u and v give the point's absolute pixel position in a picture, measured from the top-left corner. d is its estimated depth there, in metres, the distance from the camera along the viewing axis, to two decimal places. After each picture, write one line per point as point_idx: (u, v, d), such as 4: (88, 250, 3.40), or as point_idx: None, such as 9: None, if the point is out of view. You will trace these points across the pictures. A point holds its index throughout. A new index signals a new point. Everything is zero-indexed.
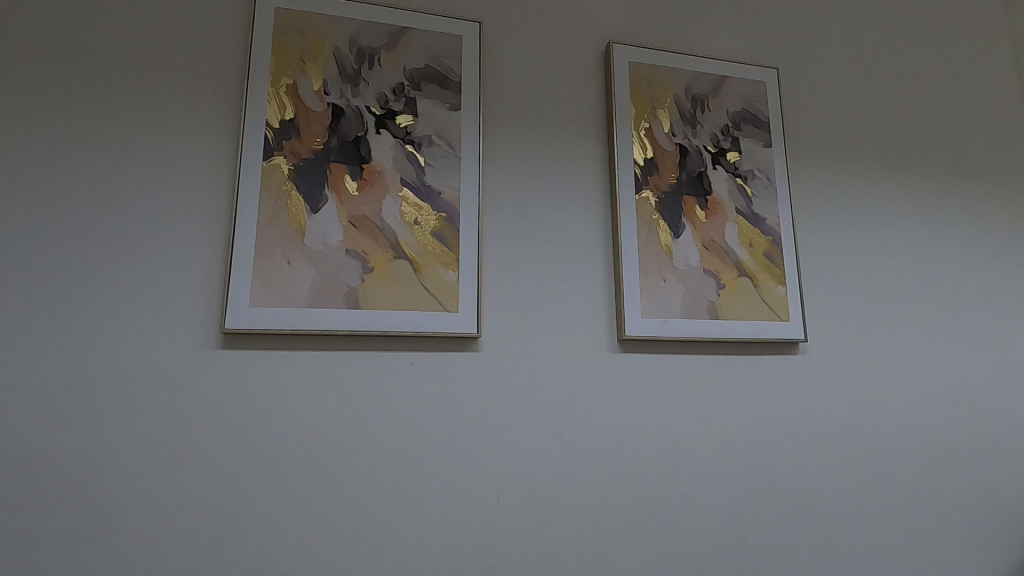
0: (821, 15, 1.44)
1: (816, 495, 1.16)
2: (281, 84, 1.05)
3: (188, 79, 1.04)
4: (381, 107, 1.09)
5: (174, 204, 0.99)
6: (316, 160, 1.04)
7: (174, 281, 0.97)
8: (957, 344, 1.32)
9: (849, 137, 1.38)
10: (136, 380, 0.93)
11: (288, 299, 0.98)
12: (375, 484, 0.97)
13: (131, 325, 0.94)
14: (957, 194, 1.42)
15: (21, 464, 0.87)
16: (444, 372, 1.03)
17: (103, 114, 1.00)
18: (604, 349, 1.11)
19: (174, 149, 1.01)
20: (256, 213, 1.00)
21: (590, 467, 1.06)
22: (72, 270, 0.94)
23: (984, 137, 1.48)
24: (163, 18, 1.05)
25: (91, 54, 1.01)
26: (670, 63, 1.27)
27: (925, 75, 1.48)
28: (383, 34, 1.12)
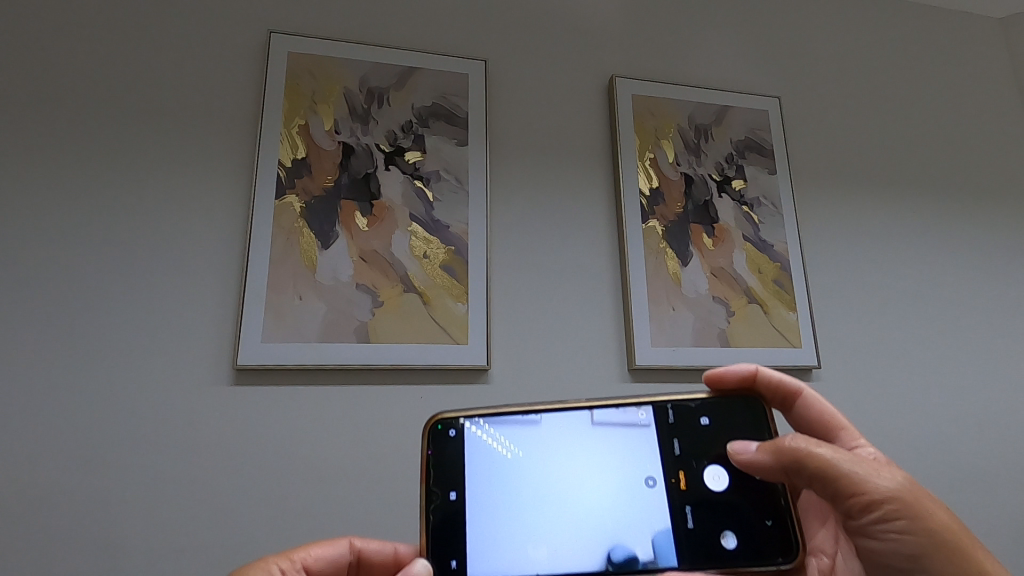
0: (819, 41, 1.46)
1: None
2: (293, 125, 1.09)
3: (201, 120, 1.08)
4: (390, 144, 1.12)
5: (188, 241, 1.02)
6: (326, 197, 1.06)
7: (186, 316, 0.98)
8: (974, 367, 1.30)
9: (853, 163, 1.38)
10: (146, 415, 0.93)
11: (298, 334, 0.99)
12: (386, 519, 0.96)
13: (143, 361, 0.95)
14: (966, 216, 1.41)
15: (30, 501, 0.87)
16: (454, 405, 1.03)
17: (120, 156, 1.03)
18: (614, 379, 1.10)
19: (188, 189, 1.04)
20: (268, 249, 1.02)
21: None
22: (86, 308, 0.96)
23: (990, 159, 1.48)
24: (180, 63, 1.10)
25: (106, 100, 1.05)
26: (673, 94, 1.29)
27: (927, 99, 1.49)
28: (391, 74, 1.16)
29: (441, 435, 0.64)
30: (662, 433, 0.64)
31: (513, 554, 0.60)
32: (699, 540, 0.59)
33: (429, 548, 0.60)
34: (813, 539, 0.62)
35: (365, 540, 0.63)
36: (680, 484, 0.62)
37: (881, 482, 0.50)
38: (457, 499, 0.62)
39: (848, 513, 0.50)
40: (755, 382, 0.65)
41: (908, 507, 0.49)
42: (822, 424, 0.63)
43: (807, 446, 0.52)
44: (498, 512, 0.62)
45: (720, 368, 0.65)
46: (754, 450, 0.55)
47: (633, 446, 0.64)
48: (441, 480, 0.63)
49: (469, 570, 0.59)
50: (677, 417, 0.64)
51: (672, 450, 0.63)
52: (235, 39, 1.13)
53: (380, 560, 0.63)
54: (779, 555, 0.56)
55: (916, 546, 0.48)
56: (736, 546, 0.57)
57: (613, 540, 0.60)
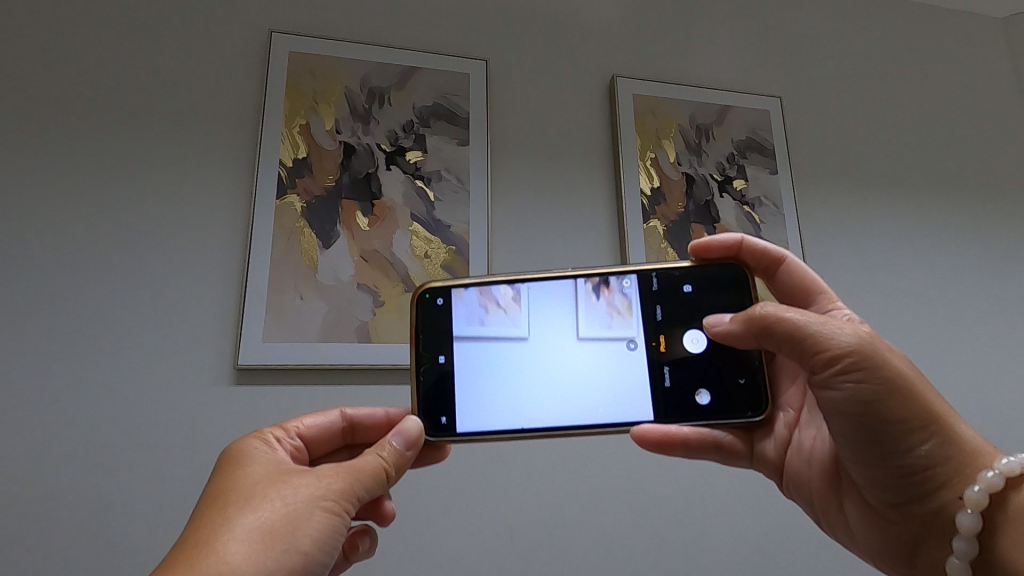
0: (820, 41, 1.46)
1: None
2: (294, 125, 1.09)
3: (201, 120, 1.08)
4: (391, 144, 1.12)
5: (189, 242, 1.01)
6: (328, 196, 1.06)
7: (187, 317, 0.98)
8: (976, 368, 1.30)
9: (854, 163, 1.38)
10: (148, 415, 0.93)
11: (299, 334, 0.99)
12: None
13: (144, 361, 0.95)
14: (967, 216, 1.41)
15: (31, 501, 0.87)
16: None
17: (120, 156, 1.03)
18: None
19: (188, 189, 1.04)
20: (269, 249, 1.02)
21: (606, 497, 1.03)
22: (87, 308, 0.96)
23: (991, 159, 1.48)
24: (181, 64, 1.10)
25: (107, 100, 1.05)
26: (674, 94, 1.29)
27: (928, 99, 1.49)
28: (392, 74, 1.16)
29: (429, 303, 0.62)
30: (646, 298, 0.62)
31: (503, 410, 0.60)
32: (680, 399, 0.59)
33: (417, 404, 0.59)
34: (780, 401, 0.63)
35: (355, 408, 0.65)
36: (661, 348, 0.61)
37: (841, 337, 0.51)
38: (447, 363, 0.61)
39: (811, 368, 0.52)
40: (741, 251, 0.64)
41: (868, 357, 0.50)
42: (802, 290, 0.64)
43: (777, 312, 0.53)
44: (485, 377, 0.61)
45: (705, 239, 0.63)
46: (726, 320, 0.56)
47: (621, 342, 0.62)
48: (428, 344, 0.62)
49: (459, 426, 0.59)
50: (662, 284, 0.62)
51: (656, 316, 0.62)
52: (235, 39, 1.13)
53: (370, 425, 0.65)
54: (753, 409, 0.58)
55: (873, 391, 0.50)
56: (712, 401, 0.59)
57: (602, 408, 0.60)
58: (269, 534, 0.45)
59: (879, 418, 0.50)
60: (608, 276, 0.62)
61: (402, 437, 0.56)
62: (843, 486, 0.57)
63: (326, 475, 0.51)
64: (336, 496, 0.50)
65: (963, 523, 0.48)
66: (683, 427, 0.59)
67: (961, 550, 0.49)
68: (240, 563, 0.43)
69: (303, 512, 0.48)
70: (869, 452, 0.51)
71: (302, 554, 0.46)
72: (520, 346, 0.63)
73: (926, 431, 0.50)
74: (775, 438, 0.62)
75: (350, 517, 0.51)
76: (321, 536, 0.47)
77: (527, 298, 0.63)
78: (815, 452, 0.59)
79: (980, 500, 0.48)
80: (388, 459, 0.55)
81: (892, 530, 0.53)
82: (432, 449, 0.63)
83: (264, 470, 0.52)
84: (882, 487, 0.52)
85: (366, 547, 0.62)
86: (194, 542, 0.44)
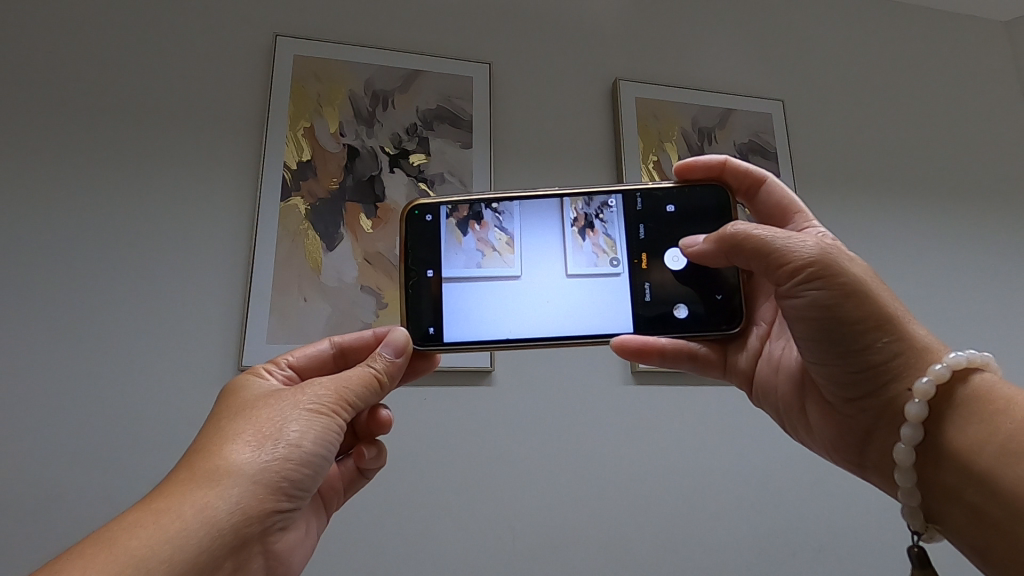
0: (822, 45, 1.46)
1: (840, 530, 1.12)
2: (299, 128, 1.09)
3: (207, 124, 1.09)
4: (394, 147, 1.12)
5: (194, 244, 1.03)
6: (332, 199, 1.07)
7: (192, 319, 0.99)
8: None
9: (856, 166, 1.39)
10: (154, 417, 0.94)
11: (303, 335, 1.00)
12: (391, 521, 0.97)
13: (150, 362, 0.96)
14: (969, 219, 1.41)
15: (38, 500, 0.88)
16: (458, 407, 1.03)
17: (127, 160, 1.04)
18: (617, 382, 1.11)
19: (194, 191, 1.05)
20: (273, 251, 1.02)
21: (608, 499, 1.04)
22: (94, 310, 0.97)
23: (993, 162, 1.48)
24: (187, 68, 1.11)
25: (114, 104, 1.06)
26: (676, 98, 1.30)
27: (930, 101, 1.49)
28: (396, 77, 1.16)
29: (417, 219, 0.61)
30: (629, 218, 0.61)
31: (489, 322, 0.59)
32: (658, 313, 0.59)
33: (406, 318, 0.59)
34: (756, 314, 0.61)
35: (343, 335, 0.64)
36: (643, 265, 0.60)
37: (799, 243, 0.49)
38: (434, 277, 0.60)
39: (767, 270, 0.51)
40: (724, 174, 0.61)
41: (822, 258, 0.48)
42: (780, 212, 0.60)
43: (747, 230, 0.51)
44: (473, 294, 0.60)
45: (689, 159, 0.60)
46: (700, 242, 0.56)
47: (606, 279, 0.60)
48: (416, 261, 0.61)
49: (446, 336, 0.59)
50: (646, 204, 0.61)
51: (638, 235, 0.61)
52: (241, 43, 1.14)
53: (359, 347, 0.63)
54: (726, 324, 0.57)
55: (834, 298, 0.48)
56: (689, 315, 0.58)
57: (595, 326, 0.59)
58: (264, 434, 0.49)
59: (832, 317, 0.48)
60: (594, 218, 0.60)
61: (391, 347, 0.57)
62: (803, 392, 0.55)
63: (317, 386, 0.53)
64: (326, 400, 0.52)
65: (910, 413, 0.46)
66: (664, 340, 0.58)
67: (908, 436, 0.46)
68: (240, 459, 0.47)
69: (296, 415, 0.51)
70: (824, 351, 0.50)
71: (295, 449, 0.49)
72: (518, 286, 0.60)
73: (880, 329, 0.48)
74: (748, 351, 0.61)
75: (345, 420, 0.53)
76: (314, 433, 0.50)
77: (520, 240, 0.61)
78: (783, 360, 0.58)
79: (927, 391, 0.45)
80: (378, 369, 0.56)
81: (847, 426, 0.51)
82: (421, 359, 0.61)
83: (257, 392, 0.54)
84: (837, 387, 0.51)
85: (373, 455, 0.62)
86: (200, 443, 0.48)
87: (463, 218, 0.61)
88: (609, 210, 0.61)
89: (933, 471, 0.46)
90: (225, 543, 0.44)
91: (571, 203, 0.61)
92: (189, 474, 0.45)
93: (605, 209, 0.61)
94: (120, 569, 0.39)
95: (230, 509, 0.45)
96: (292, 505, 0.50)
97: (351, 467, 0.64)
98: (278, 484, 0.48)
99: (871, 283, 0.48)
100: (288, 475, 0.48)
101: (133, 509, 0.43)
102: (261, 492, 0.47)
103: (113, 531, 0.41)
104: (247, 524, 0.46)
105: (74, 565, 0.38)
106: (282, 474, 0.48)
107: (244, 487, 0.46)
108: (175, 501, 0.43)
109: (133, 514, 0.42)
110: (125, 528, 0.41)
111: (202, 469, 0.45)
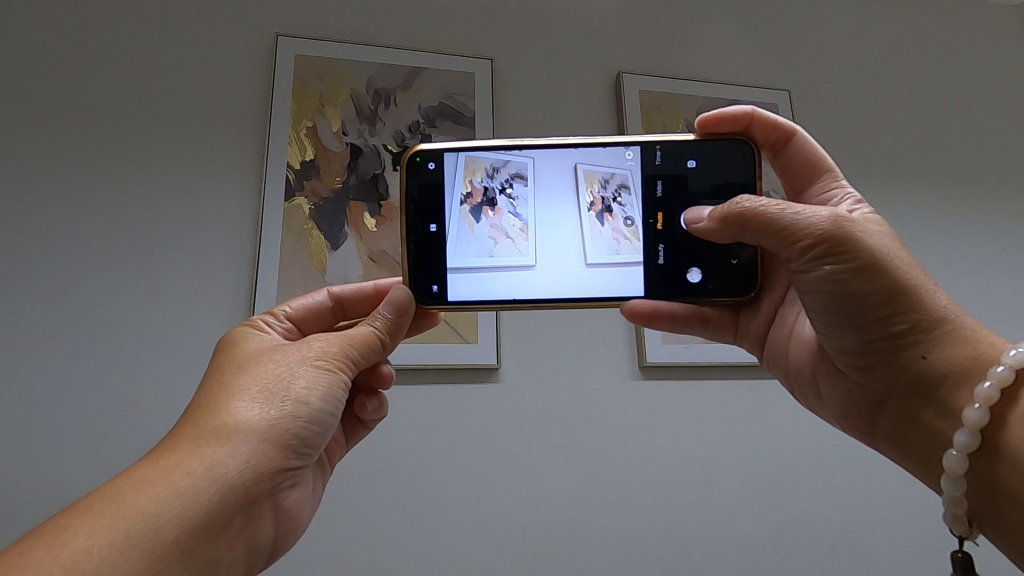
0: (828, 34, 1.45)
1: (856, 524, 1.10)
2: (301, 127, 1.09)
3: (212, 124, 1.08)
4: (397, 145, 1.12)
5: (199, 245, 1.02)
6: (336, 198, 1.07)
7: (199, 320, 0.99)
8: None
9: (864, 156, 1.36)
10: (162, 418, 0.94)
11: None
12: (399, 520, 0.96)
13: (156, 363, 0.96)
14: (980, 205, 1.39)
15: (47, 501, 0.89)
16: (466, 405, 1.02)
17: (131, 162, 1.04)
18: (626, 378, 1.09)
19: (199, 192, 1.04)
20: (278, 251, 1.02)
21: (618, 495, 1.03)
22: (101, 311, 0.97)
23: (1003, 147, 1.46)
24: (189, 69, 1.10)
25: (116, 107, 1.06)
26: (681, 90, 1.28)
27: (938, 87, 1.47)
28: (398, 75, 1.16)
29: (421, 167, 0.58)
30: (647, 172, 0.59)
31: (493, 285, 0.57)
32: (671, 277, 0.57)
33: (406, 275, 0.57)
34: (773, 275, 0.59)
35: (341, 286, 0.64)
36: (659, 225, 0.58)
37: (809, 215, 0.47)
38: (437, 232, 0.58)
39: (776, 246, 0.48)
40: (751, 125, 0.58)
41: (835, 231, 0.46)
42: (809, 167, 0.59)
43: (761, 204, 0.49)
44: (478, 259, 0.58)
45: (716, 111, 0.58)
46: (705, 217, 0.53)
47: (628, 266, 0.58)
48: (419, 211, 0.58)
49: (449, 297, 0.57)
50: (666, 159, 0.59)
51: (655, 193, 0.58)
52: (243, 43, 1.14)
53: (359, 299, 0.64)
54: (739, 290, 0.56)
55: (856, 269, 0.46)
56: (702, 279, 0.56)
57: (616, 297, 0.57)
58: (269, 391, 0.48)
59: (842, 289, 0.47)
60: (611, 202, 0.59)
61: (391, 305, 0.56)
62: (816, 359, 0.54)
63: (320, 341, 0.52)
64: (330, 357, 0.52)
65: (968, 418, 0.43)
66: (675, 304, 0.57)
67: (962, 442, 0.43)
68: (246, 417, 0.46)
69: (302, 371, 0.50)
70: (841, 324, 0.48)
71: (303, 406, 0.48)
72: (528, 275, 0.58)
73: (894, 300, 0.46)
74: (761, 316, 0.60)
75: (349, 376, 0.53)
76: (321, 390, 0.50)
77: (535, 228, 0.60)
78: (798, 328, 0.57)
79: (991, 395, 0.43)
80: (379, 328, 0.56)
81: (860, 393, 0.50)
82: (424, 317, 0.61)
83: (259, 349, 0.53)
84: (850, 356, 0.49)
85: (375, 407, 0.61)
86: (204, 399, 0.48)
87: (475, 205, 0.59)
88: (626, 193, 0.58)
89: (986, 470, 0.43)
90: (235, 501, 0.43)
91: (586, 185, 0.59)
92: (195, 431, 0.44)
93: (622, 192, 0.58)
94: (128, 525, 0.38)
95: (240, 466, 0.44)
96: (303, 463, 0.49)
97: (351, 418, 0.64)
98: (288, 442, 0.47)
99: (884, 252, 0.46)
100: (297, 432, 0.48)
101: (139, 466, 0.43)
102: (272, 450, 0.46)
103: (122, 488, 0.40)
104: (257, 482, 0.45)
105: (82, 521, 0.38)
106: (292, 432, 0.47)
107: (253, 444, 0.45)
108: (182, 457, 0.43)
109: (141, 471, 0.42)
110: (133, 484, 0.41)
111: (208, 426, 0.45)
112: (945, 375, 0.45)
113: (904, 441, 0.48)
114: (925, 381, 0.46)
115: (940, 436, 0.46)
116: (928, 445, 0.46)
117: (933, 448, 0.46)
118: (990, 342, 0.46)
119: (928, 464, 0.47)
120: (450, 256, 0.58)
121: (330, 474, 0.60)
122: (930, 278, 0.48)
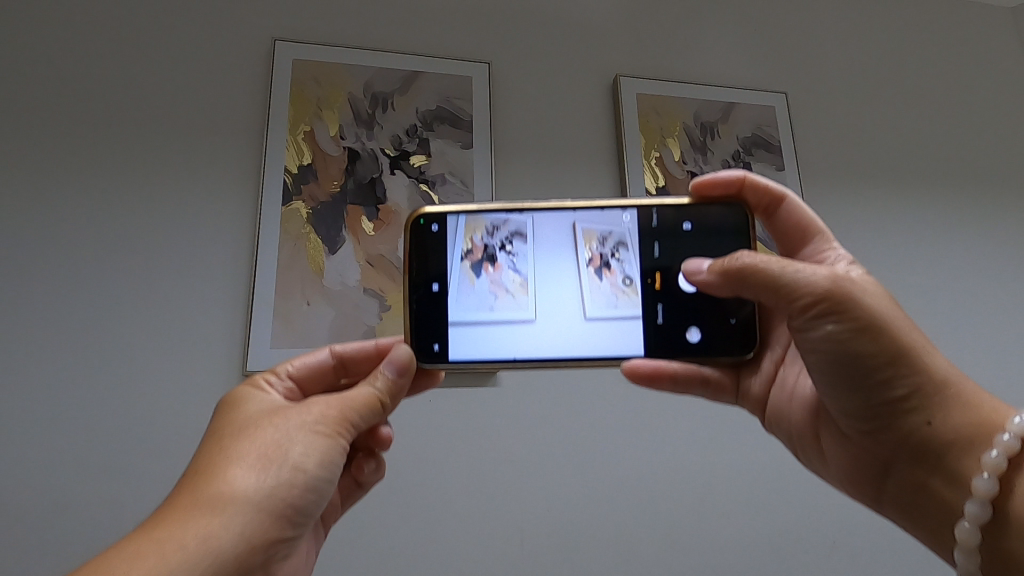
0: (825, 35, 1.44)
1: (844, 522, 1.13)
2: (299, 132, 1.09)
3: (209, 128, 1.08)
4: (395, 149, 1.12)
5: (198, 250, 1.03)
6: (334, 203, 1.07)
7: (199, 324, 1.00)
8: (983, 359, 1.29)
9: (859, 158, 1.37)
10: (164, 422, 0.95)
11: (308, 340, 1.01)
12: (398, 521, 0.98)
13: (157, 367, 0.97)
14: (973, 208, 1.40)
15: (53, 505, 0.90)
16: (462, 408, 1.04)
17: (129, 166, 1.04)
18: (621, 381, 1.11)
19: (197, 197, 1.05)
20: (276, 256, 1.03)
21: (612, 495, 1.05)
22: (101, 317, 0.98)
23: (998, 148, 1.47)
24: (186, 72, 1.10)
25: (114, 110, 1.06)
26: (678, 92, 1.28)
27: (935, 88, 1.47)
28: (396, 78, 1.16)
29: (422, 229, 0.60)
30: (645, 233, 0.60)
31: (498, 340, 0.58)
32: (671, 335, 0.58)
33: (409, 331, 0.58)
34: (772, 332, 0.61)
35: (343, 345, 0.65)
36: (656, 285, 0.60)
37: (808, 273, 0.49)
38: (439, 289, 0.59)
39: (776, 301, 0.50)
40: (743, 186, 0.60)
41: (835, 289, 0.48)
42: (801, 230, 0.60)
43: (756, 260, 0.50)
44: (484, 309, 0.59)
45: (708, 175, 0.59)
46: (706, 269, 0.54)
47: (627, 323, 0.59)
48: (421, 268, 0.60)
49: (451, 355, 0.58)
50: (661, 221, 0.60)
51: (653, 252, 0.60)
52: (240, 46, 1.13)
53: (360, 358, 0.65)
54: (739, 349, 0.57)
55: (857, 331, 0.47)
56: (702, 338, 0.57)
57: (614, 356, 0.58)
58: (265, 458, 0.49)
59: (846, 350, 0.48)
60: (610, 258, 0.60)
61: (392, 366, 0.56)
62: (820, 422, 0.56)
63: (319, 405, 0.53)
64: (328, 421, 0.53)
65: (977, 488, 0.44)
66: (674, 364, 0.59)
67: (972, 514, 0.45)
68: (241, 487, 0.47)
69: (299, 439, 0.51)
70: (844, 386, 0.50)
71: (296, 476, 0.50)
72: (530, 329, 0.59)
73: (894, 363, 0.48)
74: (760, 373, 0.62)
75: (348, 440, 0.54)
76: (315, 458, 0.51)
77: (535, 284, 0.61)
78: (798, 388, 0.58)
79: (998, 464, 0.44)
80: (380, 389, 0.56)
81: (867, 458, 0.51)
82: (424, 376, 0.62)
83: (260, 408, 0.55)
84: (854, 419, 0.51)
85: (372, 468, 0.63)
86: (200, 467, 0.49)
87: (476, 260, 0.60)
88: (624, 250, 0.60)
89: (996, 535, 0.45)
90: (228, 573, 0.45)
91: (584, 242, 0.60)
92: (190, 502, 0.46)
93: (620, 248, 0.60)
94: None
95: (233, 539, 0.45)
96: (294, 531, 0.51)
97: (349, 479, 0.65)
98: (280, 514, 0.49)
99: (884, 317, 0.48)
100: (290, 502, 0.50)
101: (137, 534, 0.44)
102: (264, 521, 0.48)
103: (117, 559, 0.42)
104: (250, 554, 0.46)
105: None
106: (284, 501, 0.49)
107: (246, 516, 0.47)
108: (177, 529, 0.44)
109: (136, 544, 0.43)
110: (127, 555, 0.42)
111: (203, 497, 0.46)
112: (949, 443, 0.47)
113: (911, 507, 0.49)
114: (928, 447, 0.47)
115: (948, 503, 0.47)
116: (933, 511, 0.48)
117: (943, 516, 0.47)
118: (993, 404, 0.48)
119: (937, 534, 0.48)
120: (451, 313, 0.59)
121: (325, 538, 0.63)
122: (929, 342, 0.50)
